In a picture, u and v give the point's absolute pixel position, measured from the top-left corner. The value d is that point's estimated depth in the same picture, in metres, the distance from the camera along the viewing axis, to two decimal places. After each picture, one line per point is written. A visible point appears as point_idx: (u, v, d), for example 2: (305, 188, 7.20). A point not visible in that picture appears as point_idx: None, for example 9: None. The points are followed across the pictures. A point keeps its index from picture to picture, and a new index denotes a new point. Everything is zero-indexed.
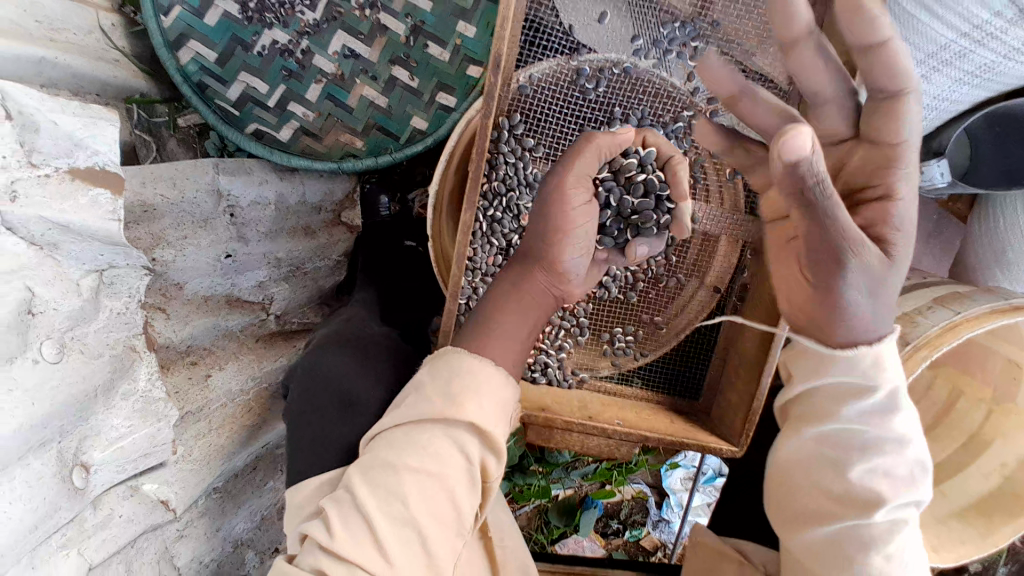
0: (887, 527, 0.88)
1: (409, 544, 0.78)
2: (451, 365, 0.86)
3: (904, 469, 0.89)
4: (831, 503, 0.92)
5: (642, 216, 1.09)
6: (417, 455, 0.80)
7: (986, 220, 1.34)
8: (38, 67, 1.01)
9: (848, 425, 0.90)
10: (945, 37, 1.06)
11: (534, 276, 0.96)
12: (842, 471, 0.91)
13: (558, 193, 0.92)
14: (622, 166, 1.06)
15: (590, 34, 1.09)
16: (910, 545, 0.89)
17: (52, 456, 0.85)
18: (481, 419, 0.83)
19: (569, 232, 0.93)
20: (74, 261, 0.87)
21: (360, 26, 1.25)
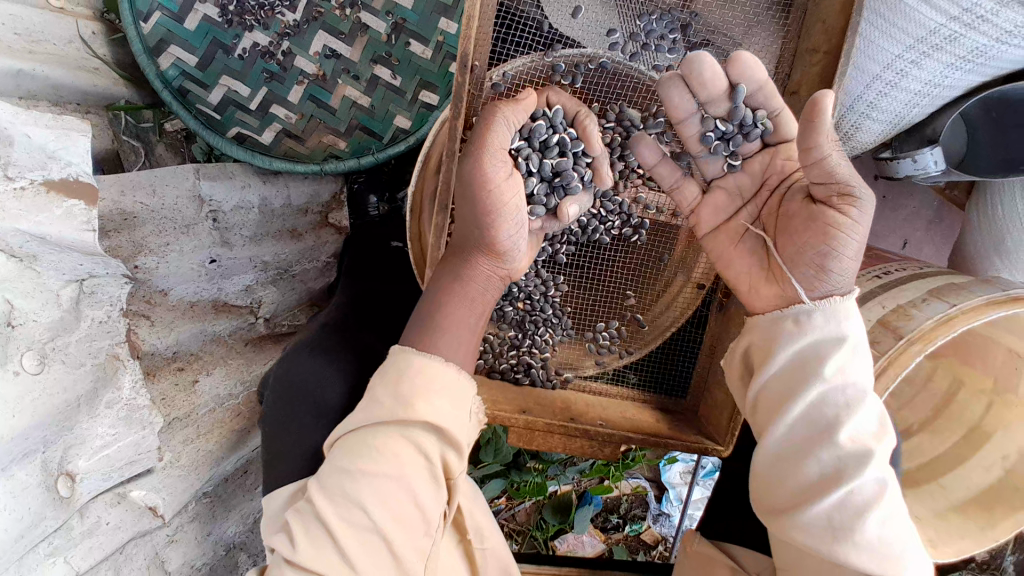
0: (872, 497, 0.76)
1: (373, 548, 0.78)
2: (399, 365, 0.85)
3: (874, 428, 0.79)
4: (806, 476, 0.79)
5: (563, 178, 1.00)
6: (371, 458, 0.79)
7: (986, 208, 1.30)
8: (16, 79, 1.02)
9: (810, 401, 0.80)
10: (934, 21, 1.02)
11: (475, 262, 0.94)
12: (808, 452, 0.80)
13: (479, 170, 0.86)
14: (531, 130, 0.96)
15: (568, 28, 1.07)
16: (896, 516, 0.77)
17: (37, 466, 0.85)
18: (436, 417, 0.81)
19: (504, 207, 0.90)
20: (52, 273, 0.86)
21: (340, 25, 1.24)
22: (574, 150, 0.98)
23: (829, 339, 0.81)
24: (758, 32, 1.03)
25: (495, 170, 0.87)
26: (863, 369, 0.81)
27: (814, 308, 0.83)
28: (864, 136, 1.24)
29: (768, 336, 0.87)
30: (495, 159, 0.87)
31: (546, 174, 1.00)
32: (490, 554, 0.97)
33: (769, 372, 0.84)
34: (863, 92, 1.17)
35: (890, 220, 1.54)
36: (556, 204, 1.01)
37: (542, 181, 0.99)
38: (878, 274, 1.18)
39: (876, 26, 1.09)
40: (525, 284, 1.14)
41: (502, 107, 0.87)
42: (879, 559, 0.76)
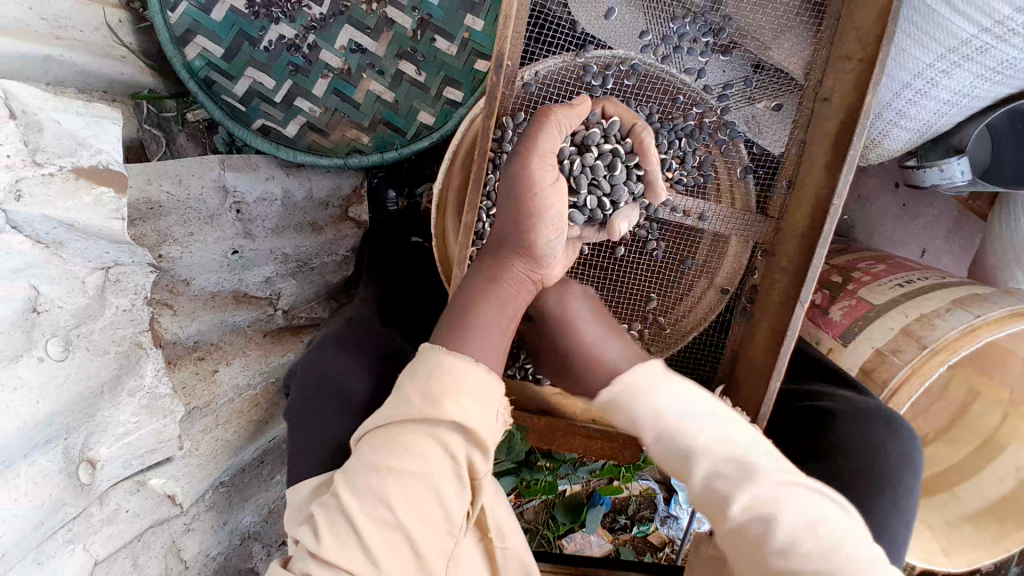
0: (762, 511, 0.72)
1: (395, 546, 0.78)
2: (430, 365, 0.83)
3: (719, 464, 0.76)
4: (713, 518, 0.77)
5: (613, 190, 1.00)
6: (400, 457, 0.79)
7: (1008, 219, 1.30)
8: (44, 65, 1.01)
9: (660, 447, 0.81)
10: (965, 31, 1.02)
11: (512, 267, 0.94)
12: (701, 491, 0.77)
13: (524, 174, 0.87)
14: (585, 138, 0.98)
15: (597, 29, 1.05)
16: (801, 516, 0.72)
17: (58, 452, 0.85)
18: (463, 417, 0.80)
19: (548, 211, 0.91)
20: (79, 258, 0.86)
21: (366, 20, 1.24)
22: (626, 160, 0.99)
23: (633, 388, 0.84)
24: (789, 37, 1.03)
25: (541, 169, 0.87)
26: (686, 397, 0.82)
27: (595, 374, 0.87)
28: (890, 143, 1.24)
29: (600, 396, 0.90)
30: (540, 164, 0.87)
31: (598, 186, 0.99)
32: (511, 557, 0.98)
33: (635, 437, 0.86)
34: (892, 99, 1.17)
35: (909, 228, 1.55)
36: (604, 218, 1.01)
37: (594, 193, 0.99)
38: (900, 282, 1.18)
39: (910, 34, 1.08)
40: None
41: (557, 110, 0.87)
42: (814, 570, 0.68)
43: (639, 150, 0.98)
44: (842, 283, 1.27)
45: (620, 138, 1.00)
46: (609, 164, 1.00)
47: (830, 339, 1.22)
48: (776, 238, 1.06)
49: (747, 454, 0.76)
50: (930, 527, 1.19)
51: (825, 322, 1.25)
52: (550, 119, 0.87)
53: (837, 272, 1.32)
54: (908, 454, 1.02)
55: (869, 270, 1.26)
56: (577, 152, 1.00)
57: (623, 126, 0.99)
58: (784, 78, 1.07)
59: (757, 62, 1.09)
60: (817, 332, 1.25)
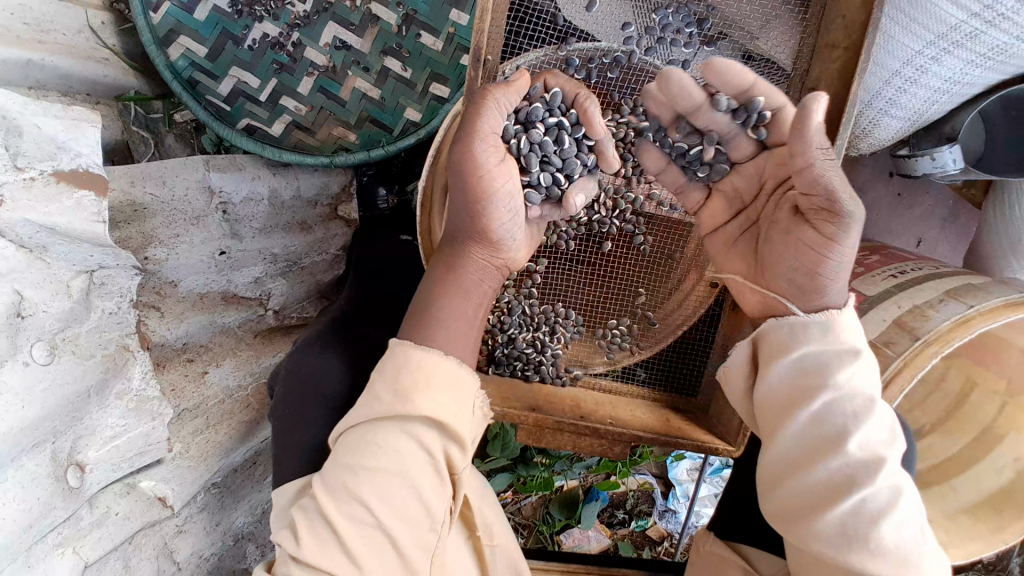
0: (888, 501, 0.75)
1: (377, 545, 0.77)
2: (397, 360, 0.83)
3: (855, 449, 0.77)
4: (807, 496, 0.80)
5: (565, 165, 0.99)
6: (374, 456, 0.78)
7: (1004, 207, 1.29)
8: (26, 69, 1.01)
9: (817, 408, 0.80)
10: (955, 17, 1.01)
11: (471, 253, 0.92)
12: (815, 461, 0.79)
13: (468, 162, 0.83)
14: (528, 114, 0.97)
15: (582, 22, 1.07)
16: (914, 519, 0.76)
17: (46, 456, 0.85)
18: (436, 411, 0.80)
19: (495, 192, 0.87)
20: (63, 262, 0.86)
21: (350, 17, 1.23)
22: (572, 133, 0.98)
23: (820, 351, 0.82)
24: (775, 27, 1.02)
25: (483, 153, 0.83)
26: (864, 372, 0.80)
27: (814, 322, 0.83)
28: (881, 133, 1.23)
29: (775, 343, 0.86)
30: (485, 146, 0.84)
31: (550, 162, 0.98)
32: (500, 554, 0.98)
33: (770, 383, 0.85)
34: (882, 88, 1.15)
35: (904, 217, 1.53)
36: (560, 193, 1.00)
37: (546, 170, 0.98)
38: (893, 273, 1.17)
39: (894, 24, 1.07)
40: (534, 279, 1.16)
41: (494, 90, 0.83)
42: (897, 565, 0.74)
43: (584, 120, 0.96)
44: None
45: (563, 110, 0.99)
46: (555, 138, 0.99)
47: None
48: None
49: (881, 448, 0.77)
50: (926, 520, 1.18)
51: None
52: (491, 102, 0.82)
53: None
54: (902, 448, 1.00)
55: (862, 261, 1.25)
56: (523, 130, 0.98)
57: (565, 97, 0.97)
58: (774, 69, 1.06)
59: (748, 52, 1.09)
60: None
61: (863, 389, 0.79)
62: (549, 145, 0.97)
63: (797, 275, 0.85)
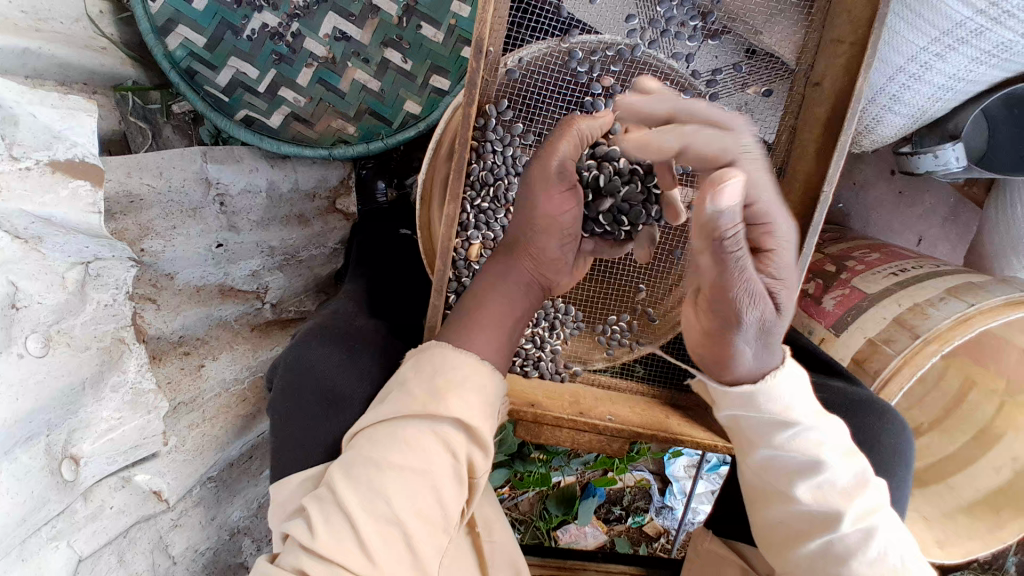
0: (854, 540, 0.79)
1: (393, 541, 0.76)
2: (437, 360, 0.85)
3: (815, 493, 0.82)
4: (783, 531, 0.86)
5: (631, 207, 1.06)
6: (401, 453, 0.79)
7: (1006, 206, 1.29)
8: (23, 58, 1.00)
9: (776, 456, 0.84)
10: (961, 14, 1.00)
11: (523, 266, 0.96)
12: (784, 503, 0.85)
13: (539, 175, 0.89)
14: (604, 155, 1.08)
15: (584, 14, 1.06)
16: (894, 550, 0.79)
17: (39, 450, 0.84)
18: (465, 414, 0.81)
19: (554, 215, 0.93)
20: (58, 253, 0.85)
21: (350, 7, 1.20)
22: (642, 178, 1.07)
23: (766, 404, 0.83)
24: (778, 23, 1.01)
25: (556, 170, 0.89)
26: (814, 419, 0.84)
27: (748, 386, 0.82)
28: (884, 129, 1.22)
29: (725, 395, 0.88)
30: (560, 166, 0.89)
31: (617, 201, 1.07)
32: (499, 549, 0.98)
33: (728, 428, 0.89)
34: (886, 84, 1.15)
35: (905, 216, 1.53)
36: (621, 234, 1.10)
37: (610, 208, 1.07)
38: (894, 271, 1.16)
39: (902, 18, 1.06)
40: None
41: (580, 120, 0.89)
42: None
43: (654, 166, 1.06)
44: (836, 273, 1.26)
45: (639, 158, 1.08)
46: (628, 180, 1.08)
47: (823, 328, 1.21)
48: None
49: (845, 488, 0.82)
50: (924, 518, 1.18)
51: (818, 312, 1.23)
52: (573, 130, 0.89)
53: (830, 261, 1.30)
54: (901, 448, 1.00)
55: (863, 259, 1.24)
56: (599, 166, 1.09)
57: (624, 127, 1.02)
58: (778, 64, 1.05)
59: (750, 48, 1.09)
60: (810, 322, 1.24)
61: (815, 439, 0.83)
62: (623, 190, 1.06)
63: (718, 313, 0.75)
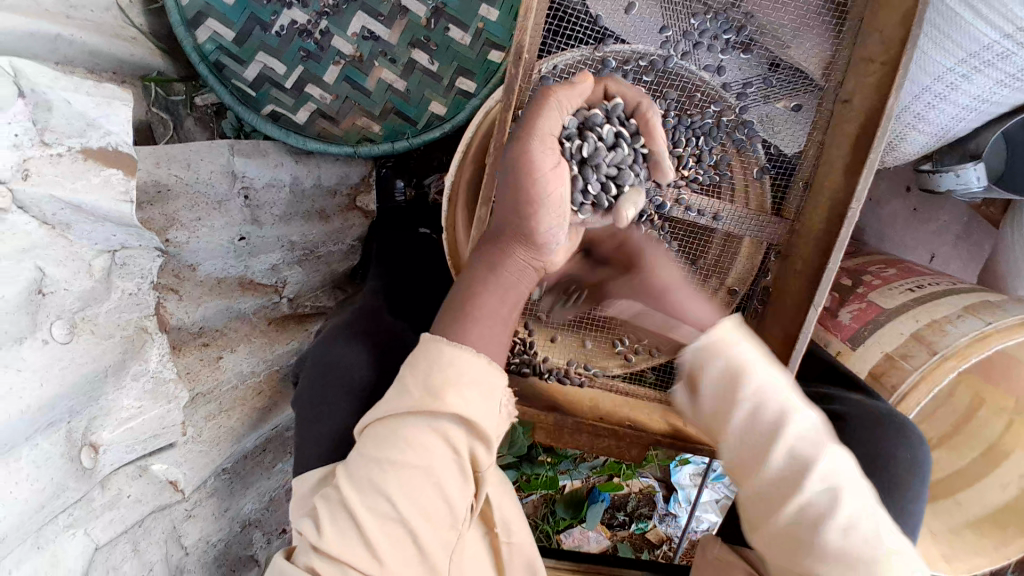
0: (829, 504, 0.69)
1: (399, 540, 0.77)
2: (429, 355, 0.81)
3: (792, 453, 0.72)
4: (764, 504, 0.73)
5: (620, 174, 0.99)
6: (401, 450, 0.78)
7: (1021, 226, 1.31)
8: (54, 44, 1.00)
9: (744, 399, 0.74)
10: (988, 36, 1.02)
11: (513, 253, 0.88)
12: (764, 463, 0.73)
13: (524, 158, 0.85)
14: (586, 117, 0.97)
15: (619, 25, 1.05)
16: (867, 519, 0.70)
17: (60, 436, 0.84)
18: (466, 409, 0.79)
19: (547, 196, 0.87)
20: (84, 240, 0.85)
21: (380, 7, 1.21)
22: (631, 143, 0.99)
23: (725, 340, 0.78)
24: (810, 37, 1.02)
25: (538, 151, 0.86)
26: (765, 368, 0.76)
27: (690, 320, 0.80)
28: (907, 148, 1.24)
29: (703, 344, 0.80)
30: (539, 146, 0.86)
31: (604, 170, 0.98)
32: (516, 552, 0.98)
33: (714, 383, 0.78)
34: (911, 103, 1.16)
35: (919, 233, 1.55)
36: (609, 203, 0.99)
37: (598, 177, 0.97)
38: (911, 287, 1.18)
39: (930, 38, 1.08)
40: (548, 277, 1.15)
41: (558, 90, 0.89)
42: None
43: (644, 130, 0.99)
44: (852, 286, 1.27)
45: (623, 120, 1.01)
46: (613, 146, 1.00)
47: (840, 341, 1.22)
48: (791, 240, 1.05)
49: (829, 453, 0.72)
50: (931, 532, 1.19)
51: (834, 325, 1.25)
52: (551, 99, 0.88)
53: (846, 274, 1.32)
54: (918, 461, 1.02)
55: (879, 274, 1.26)
56: (580, 131, 0.98)
57: (627, 108, 1.00)
58: (805, 78, 1.07)
59: (774, 61, 1.09)
60: (827, 335, 1.26)
61: (749, 382, 0.74)
62: (612, 156, 0.99)
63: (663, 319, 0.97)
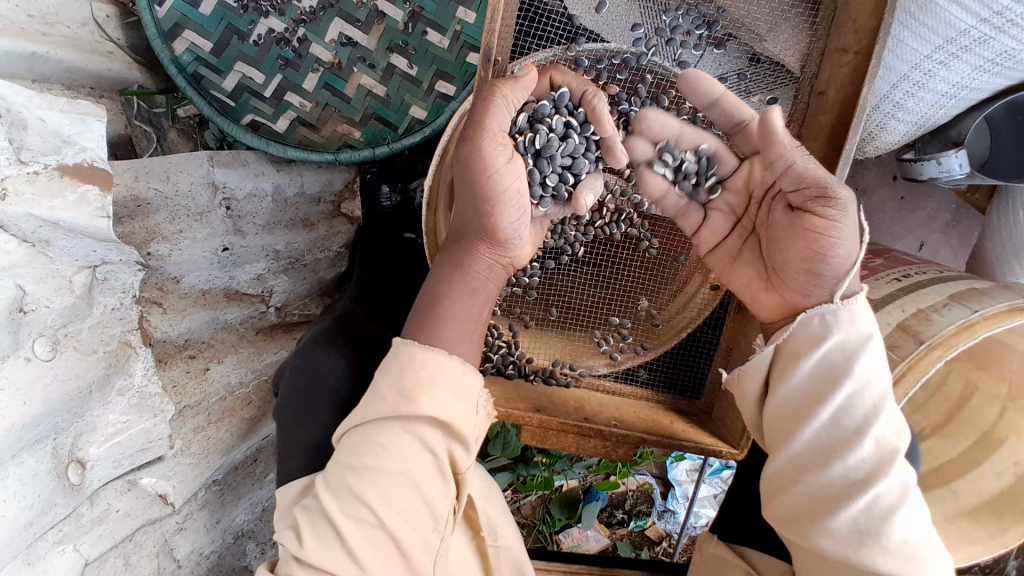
0: (897, 498, 0.76)
1: (381, 545, 0.77)
2: (400, 360, 0.82)
3: (875, 447, 0.78)
4: (820, 493, 0.80)
5: (574, 164, 1.00)
6: (378, 456, 0.77)
7: (1007, 212, 1.30)
8: (30, 62, 1.00)
9: (837, 404, 0.80)
10: (964, 23, 1.02)
11: (478, 253, 0.91)
12: (832, 454, 0.79)
13: (478, 157, 0.84)
14: (535, 111, 0.96)
15: (592, 23, 1.06)
16: (923, 517, 0.77)
17: (46, 453, 0.84)
18: (440, 411, 0.79)
19: (504, 193, 0.88)
20: (65, 257, 0.84)
21: (356, 12, 1.22)
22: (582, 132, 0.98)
23: (845, 333, 0.82)
24: (784, 29, 1.02)
25: (491, 150, 0.85)
26: (880, 368, 0.81)
27: (839, 309, 0.83)
28: (887, 137, 1.24)
29: (795, 338, 0.85)
30: (493, 142, 0.85)
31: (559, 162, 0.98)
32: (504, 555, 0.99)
33: (788, 388, 0.84)
34: (889, 92, 1.16)
35: (907, 221, 1.55)
36: (568, 193, 1.00)
37: (555, 170, 0.98)
38: (897, 277, 1.17)
39: (906, 25, 1.07)
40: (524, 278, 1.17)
41: (502, 86, 0.83)
42: (905, 565, 0.74)
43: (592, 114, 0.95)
44: None
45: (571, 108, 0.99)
46: (563, 136, 0.99)
47: None
48: None
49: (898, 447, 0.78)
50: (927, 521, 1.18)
51: None
52: (497, 97, 0.83)
53: None
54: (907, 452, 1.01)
55: (866, 264, 1.25)
56: (529, 127, 0.97)
57: (573, 96, 0.97)
58: (780, 71, 1.07)
59: (754, 54, 1.10)
60: None
61: (865, 381, 0.79)
62: (561, 149, 0.98)
63: (806, 254, 0.85)
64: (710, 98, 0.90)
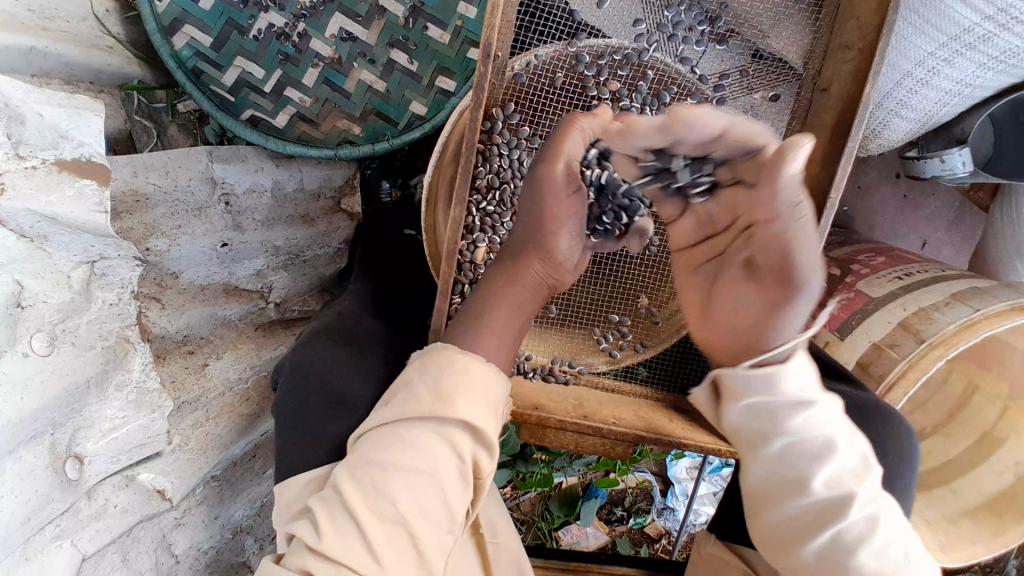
0: (864, 531, 0.75)
1: (398, 543, 0.76)
2: (442, 361, 0.84)
3: (828, 486, 0.76)
4: (786, 529, 0.80)
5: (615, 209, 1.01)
6: (409, 455, 0.78)
7: (1010, 211, 1.30)
8: (29, 57, 1.00)
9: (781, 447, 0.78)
10: (969, 19, 1.00)
11: (528, 269, 0.95)
12: (787, 495, 0.79)
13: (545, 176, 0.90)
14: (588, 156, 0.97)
15: (593, 18, 1.06)
16: (896, 539, 0.76)
17: (44, 448, 0.83)
18: (473, 416, 0.80)
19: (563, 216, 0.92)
20: (62, 253, 0.83)
21: (357, 7, 1.20)
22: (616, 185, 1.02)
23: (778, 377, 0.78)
24: (787, 26, 1.01)
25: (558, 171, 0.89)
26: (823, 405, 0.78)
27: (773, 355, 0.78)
28: (890, 134, 1.23)
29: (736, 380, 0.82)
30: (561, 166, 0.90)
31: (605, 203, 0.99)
32: (502, 553, 0.99)
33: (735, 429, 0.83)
34: (893, 89, 1.16)
35: (910, 219, 1.54)
36: None
37: None
38: (899, 276, 1.16)
39: (910, 22, 1.07)
40: None
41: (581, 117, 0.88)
42: None
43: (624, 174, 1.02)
44: (841, 276, 1.26)
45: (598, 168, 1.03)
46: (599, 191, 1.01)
47: (827, 331, 1.21)
48: None
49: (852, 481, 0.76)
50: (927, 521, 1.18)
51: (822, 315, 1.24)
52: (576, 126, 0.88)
53: (836, 265, 1.30)
54: (908, 452, 1.00)
55: (868, 262, 1.24)
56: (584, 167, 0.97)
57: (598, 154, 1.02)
58: (783, 68, 1.06)
59: (757, 51, 1.09)
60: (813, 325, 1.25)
61: (805, 423, 0.77)
62: (621, 188, 1.03)
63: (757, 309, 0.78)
64: (712, 135, 0.77)
